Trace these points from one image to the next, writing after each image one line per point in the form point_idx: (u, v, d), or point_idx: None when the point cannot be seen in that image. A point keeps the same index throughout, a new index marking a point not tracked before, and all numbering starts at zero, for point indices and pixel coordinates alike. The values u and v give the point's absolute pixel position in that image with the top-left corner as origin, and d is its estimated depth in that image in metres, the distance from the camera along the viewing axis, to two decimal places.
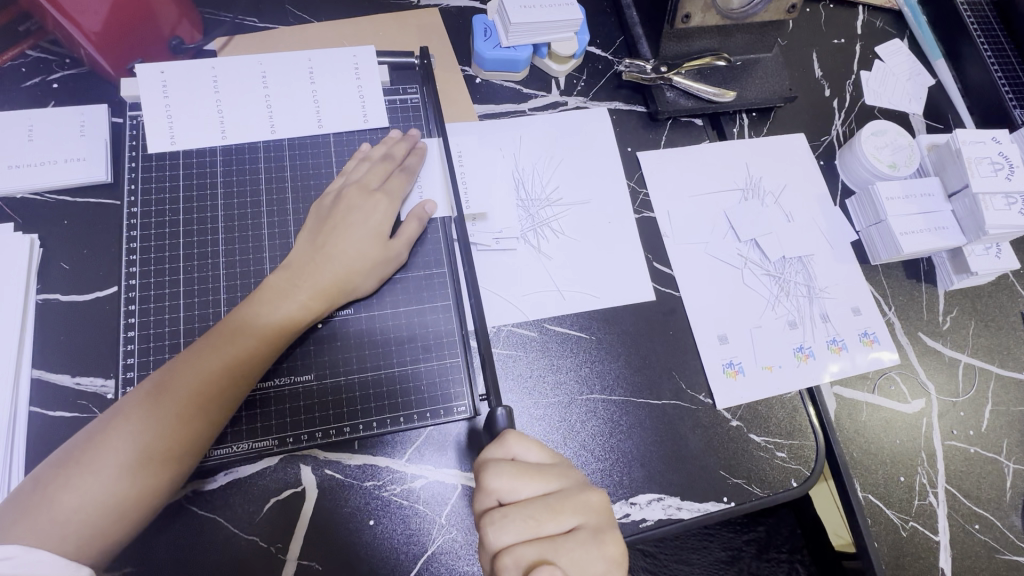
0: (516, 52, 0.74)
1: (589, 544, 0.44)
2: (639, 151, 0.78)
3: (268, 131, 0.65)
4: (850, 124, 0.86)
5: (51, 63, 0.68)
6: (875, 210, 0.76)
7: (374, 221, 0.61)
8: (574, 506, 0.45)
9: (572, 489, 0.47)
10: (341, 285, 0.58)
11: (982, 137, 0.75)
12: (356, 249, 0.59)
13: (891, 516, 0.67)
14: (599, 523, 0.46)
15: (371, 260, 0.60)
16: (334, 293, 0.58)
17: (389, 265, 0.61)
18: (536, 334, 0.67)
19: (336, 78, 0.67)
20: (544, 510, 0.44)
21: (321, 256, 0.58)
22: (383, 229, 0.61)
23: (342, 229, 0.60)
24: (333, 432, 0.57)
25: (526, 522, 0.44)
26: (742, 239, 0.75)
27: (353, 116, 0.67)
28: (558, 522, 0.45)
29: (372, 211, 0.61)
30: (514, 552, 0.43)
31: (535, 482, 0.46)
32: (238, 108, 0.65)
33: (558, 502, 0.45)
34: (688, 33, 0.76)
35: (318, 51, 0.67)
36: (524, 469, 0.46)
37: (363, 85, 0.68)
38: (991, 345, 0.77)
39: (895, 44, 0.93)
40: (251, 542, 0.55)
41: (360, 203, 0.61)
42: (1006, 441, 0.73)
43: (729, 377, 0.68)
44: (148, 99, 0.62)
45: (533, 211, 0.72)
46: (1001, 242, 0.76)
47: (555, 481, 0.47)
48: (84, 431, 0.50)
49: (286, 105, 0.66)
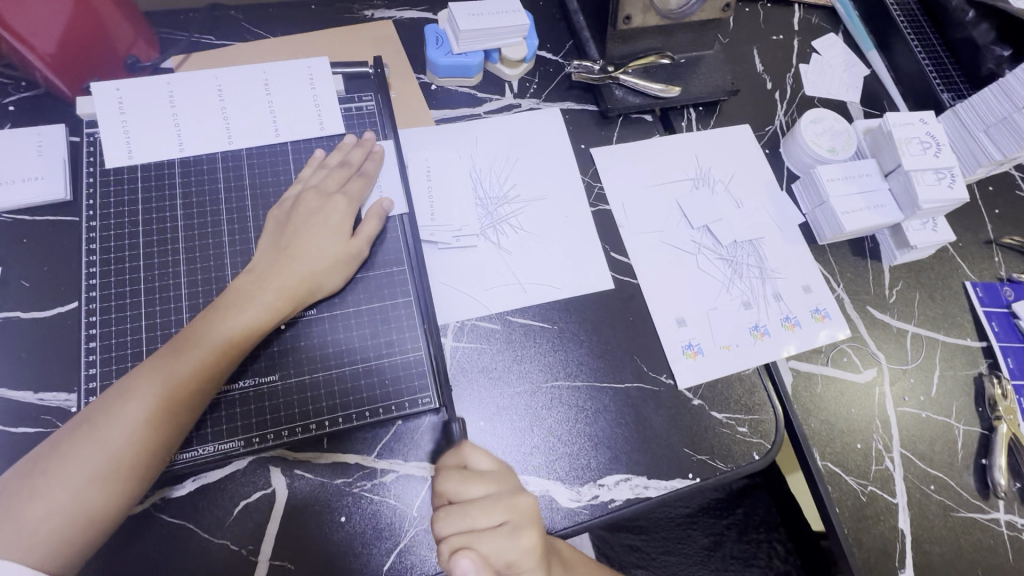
0: (467, 59, 0.77)
1: (509, 538, 0.46)
2: (592, 147, 0.81)
3: (226, 143, 0.67)
4: (792, 114, 0.90)
5: (6, 86, 0.69)
6: (817, 191, 0.80)
7: (335, 224, 0.62)
8: (507, 506, 0.47)
9: (508, 493, 0.48)
10: (307, 285, 0.59)
11: (911, 118, 0.79)
12: (319, 250, 0.61)
13: (851, 481, 0.69)
14: (524, 522, 0.47)
15: (334, 259, 0.61)
16: (300, 294, 0.59)
17: (354, 261, 0.63)
18: (499, 326, 0.68)
19: (291, 89, 0.69)
20: (477, 509, 0.46)
21: (285, 259, 0.59)
22: (346, 231, 0.63)
23: (304, 230, 0.61)
24: (300, 430, 0.58)
25: (461, 519, 0.46)
26: (695, 226, 0.78)
27: (310, 124, 0.69)
28: (488, 518, 0.46)
29: (331, 215, 0.63)
30: (445, 545, 0.45)
31: (477, 484, 0.48)
32: (195, 121, 0.66)
33: (491, 502, 0.47)
34: (631, 34, 0.80)
35: (273, 65, 0.69)
36: (469, 473, 0.49)
37: (318, 95, 0.70)
38: (935, 315, 0.81)
39: (830, 38, 0.98)
40: (223, 546, 0.55)
41: (319, 208, 0.63)
42: (955, 404, 0.76)
43: (688, 358, 0.71)
44: (105, 118, 0.63)
45: (492, 209, 0.74)
46: (936, 216, 0.80)
47: (495, 485, 0.49)
48: (49, 442, 0.50)
49: (243, 117, 0.68)
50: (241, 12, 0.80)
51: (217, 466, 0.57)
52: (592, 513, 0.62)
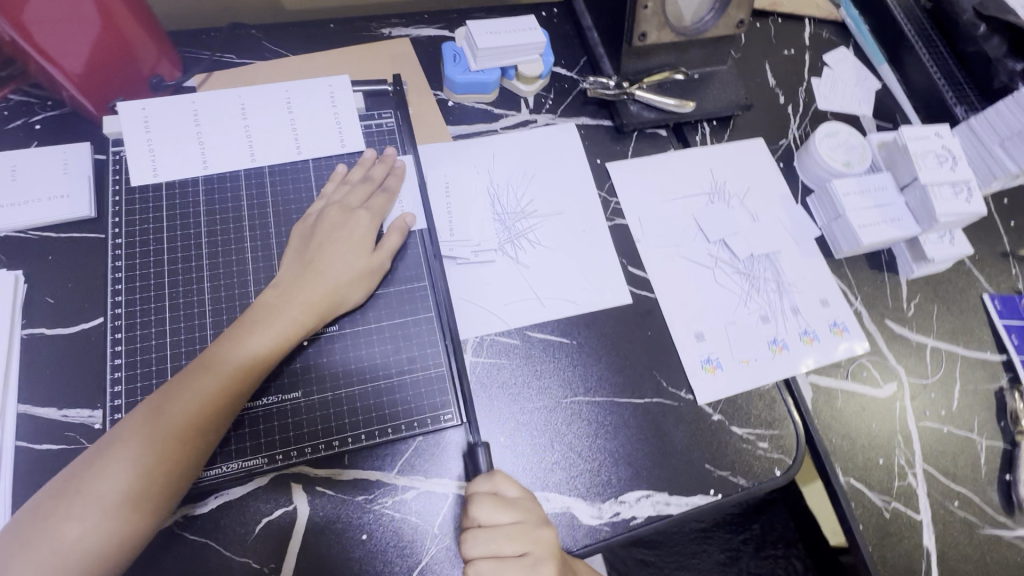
0: (484, 75, 0.78)
1: (525, 575, 0.51)
2: (608, 162, 0.82)
3: (249, 160, 0.68)
4: (805, 128, 0.91)
5: (34, 105, 0.70)
6: (834, 205, 0.80)
7: (358, 239, 0.63)
8: (530, 539, 0.52)
9: (532, 523, 0.53)
10: (330, 301, 0.60)
11: (926, 132, 0.80)
12: (342, 265, 0.61)
13: (874, 498, 0.69)
14: (544, 555, 0.52)
15: (357, 274, 0.62)
16: (323, 309, 0.59)
17: (374, 274, 0.64)
18: (518, 341, 0.68)
19: (313, 107, 0.70)
20: (506, 537, 0.52)
21: (308, 274, 0.60)
22: (368, 246, 0.64)
23: (328, 247, 0.62)
24: (322, 447, 0.58)
25: (490, 543, 0.52)
26: (711, 240, 0.78)
27: (331, 141, 0.70)
28: (513, 548, 0.52)
29: (355, 230, 0.63)
30: (475, 566, 0.51)
31: (508, 513, 0.53)
32: (218, 139, 0.67)
33: (516, 533, 0.52)
34: (646, 50, 0.81)
35: (295, 83, 0.70)
36: (501, 500, 0.53)
37: (339, 113, 0.71)
38: (954, 328, 0.81)
39: (842, 52, 0.99)
40: (245, 564, 0.55)
41: (342, 223, 0.63)
42: (977, 418, 0.76)
43: (708, 373, 0.71)
44: (130, 136, 0.64)
45: (510, 224, 0.74)
46: (953, 230, 0.80)
47: (520, 516, 0.53)
48: (78, 461, 0.50)
49: (265, 135, 0.69)
50: (262, 31, 0.81)
51: (240, 483, 0.57)
52: (614, 530, 0.61)
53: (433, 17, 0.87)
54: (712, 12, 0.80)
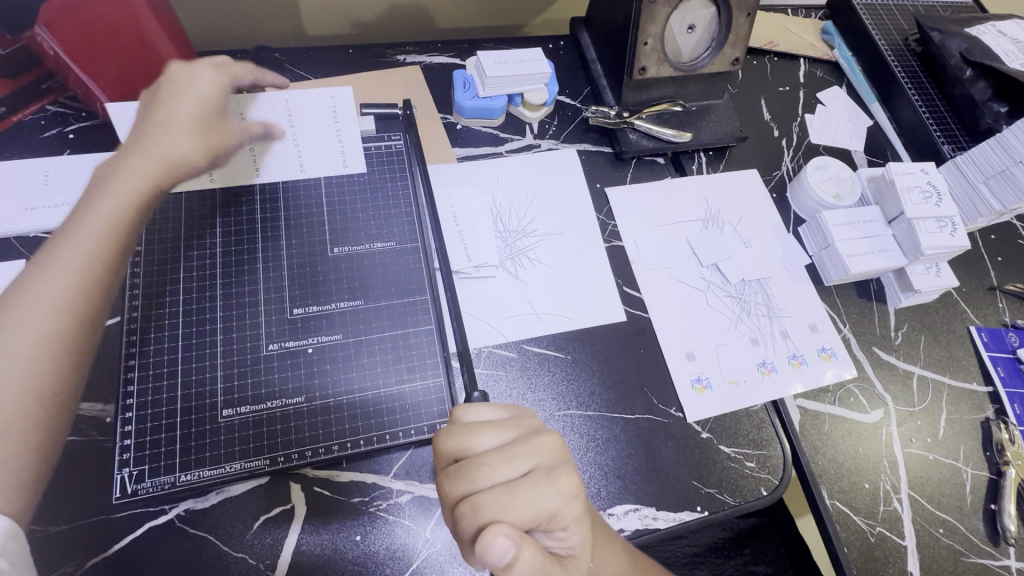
0: (492, 101, 0.83)
1: (544, 483, 0.44)
2: (606, 187, 0.85)
3: (255, 177, 0.71)
4: (798, 161, 0.95)
5: (68, 116, 0.75)
6: (823, 235, 0.83)
7: (176, 121, 0.63)
8: (529, 449, 0.45)
9: (527, 435, 0.47)
10: (171, 164, 0.63)
11: (912, 169, 0.84)
12: (168, 145, 0.63)
13: (859, 521, 0.70)
14: (553, 463, 0.45)
15: (190, 145, 0.64)
16: (165, 169, 0.63)
17: (217, 141, 0.66)
18: (515, 354, 0.71)
19: (313, 120, 0.74)
20: (497, 457, 0.44)
21: (116, 171, 0.62)
22: (184, 120, 0.64)
23: (147, 139, 0.63)
24: (323, 451, 0.60)
25: (480, 472, 0.44)
26: (704, 264, 0.81)
27: (333, 160, 0.74)
28: (512, 466, 0.44)
29: (193, 93, 0.65)
30: (471, 501, 0.43)
31: (489, 435, 0.47)
32: (224, 152, 0.69)
33: (512, 447, 0.45)
34: (645, 83, 0.86)
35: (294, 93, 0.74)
36: (478, 425, 0.47)
37: (341, 131, 0.75)
38: (941, 358, 0.83)
39: (834, 90, 1.04)
40: (241, 560, 0.56)
41: (171, 86, 0.65)
42: (962, 447, 0.77)
43: (698, 392, 0.73)
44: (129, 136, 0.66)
45: (511, 241, 0.78)
46: (939, 262, 0.83)
47: (511, 432, 0.47)
48: None
49: (272, 157, 0.72)
50: (284, 54, 0.87)
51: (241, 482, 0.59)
52: None
53: (445, 45, 0.92)
54: (707, 51, 0.86)
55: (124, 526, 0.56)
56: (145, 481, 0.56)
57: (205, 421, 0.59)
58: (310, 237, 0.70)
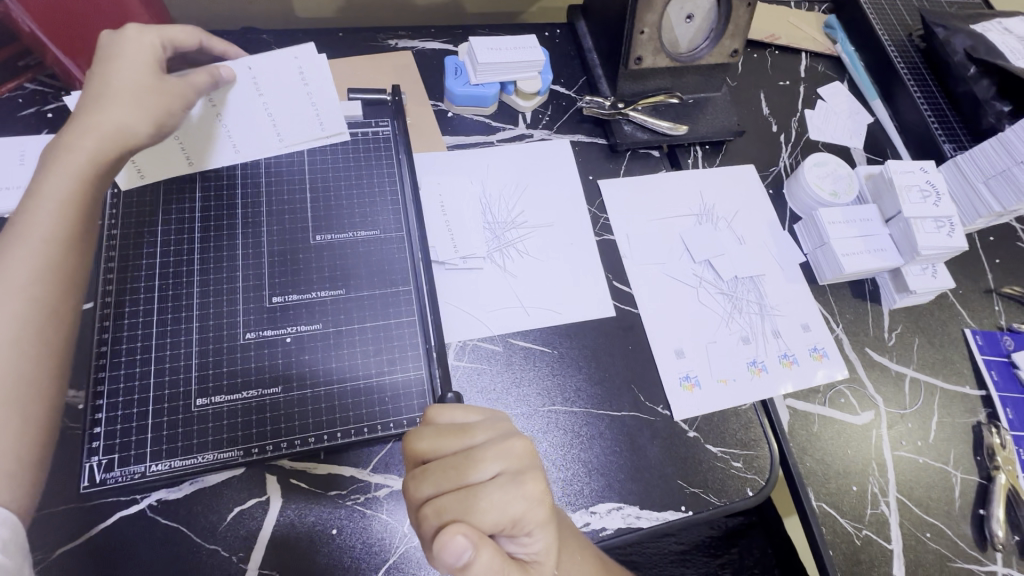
0: (484, 89, 0.81)
1: (509, 487, 0.42)
2: (599, 179, 0.84)
3: (232, 152, 0.68)
4: (796, 157, 0.93)
5: (47, 95, 0.73)
6: (819, 233, 0.81)
7: (133, 90, 0.58)
8: (497, 452, 0.44)
9: (499, 439, 0.45)
10: (122, 137, 0.57)
11: (912, 167, 0.82)
12: (119, 114, 0.57)
13: (845, 524, 0.69)
14: (522, 467, 0.44)
15: (144, 112, 0.58)
16: (117, 144, 0.57)
17: (170, 103, 0.59)
18: (501, 348, 0.70)
19: (281, 84, 0.66)
20: (464, 460, 0.43)
21: (60, 147, 0.56)
22: (134, 83, 0.58)
23: (97, 110, 0.57)
24: (298, 443, 0.58)
25: (446, 473, 0.43)
26: (696, 260, 0.80)
27: (308, 122, 0.70)
28: (478, 469, 0.43)
29: (138, 56, 0.59)
30: (434, 502, 0.42)
31: (459, 438, 0.45)
32: (194, 131, 0.66)
33: (478, 451, 0.44)
34: (642, 73, 0.84)
35: (257, 58, 0.64)
36: (449, 428, 0.46)
37: (312, 93, 0.68)
38: (935, 361, 0.82)
39: (835, 86, 1.02)
40: (214, 552, 0.55)
41: (110, 47, 0.59)
42: (953, 451, 0.76)
43: (686, 390, 0.71)
44: None
45: (499, 233, 0.76)
46: (936, 263, 0.81)
47: (481, 435, 0.46)
48: None
49: (242, 126, 0.67)
50: (273, 36, 0.84)
51: (216, 473, 0.58)
52: None
53: (439, 31, 0.90)
54: (706, 41, 0.84)
55: (94, 515, 0.54)
56: (114, 471, 0.54)
57: (175, 412, 0.57)
58: (292, 224, 0.69)
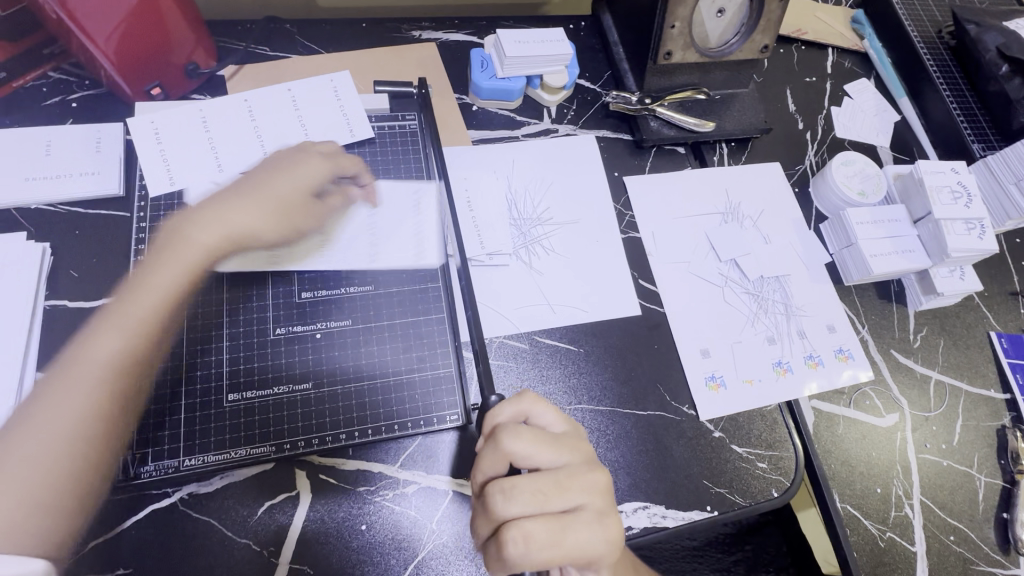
0: (510, 83, 0.80)
1: (591, 523, 0.47)
2: (625, 176, 0.83)
3: (262, 156, 0.69)
4: (822, 155, 0.92)
5: (72, 84, 0.72)
6: (846, 233, 0.80)
7: (287, 189, 0.64)
8: (582, 485, 0.48)
9: (580, 467, 0.49)
10: (229, 241, 0.62)
11: (943, 167, 0.81)
12: (238, 214, 0.62)
13: (869, 526, 0.69)
14: (603, 506, 0.48)
15: (268, 217, 0.63)
16: (223, 246, 0.62)
17: (307, 223, 0.66)
18: (527, 346, 0.69)
19: (317, 100, 0.74)
20: (553, 484, 0.47)
21: (173, 246, 0.61)
22: (306, 190, 0.65)
23: (228, 210, 0.62)
24: (329, 440, 0.59)
25: (535, 494, 0.46)
26: (722, 259, 0.79)
27: (339, 130, 0.73)
28: (565, 498, 0.47)
29: (309, 171, 0.66)
30: (522, 523, 0.45)
31: (546, 455, 0.49)
32: (230, 139, 0.69)
33: (566, 478, 0.48)
34: (670, 68, 0.83)
35: (296, 81, 0.74)
36: (539, 440, 0.49)
37: (344, 105, 0.74)
38: (960, 363, 0.81)
39: (862, 83, 1.00)
40: (244, 546, 0.56)
41: (291, 159, 0.66)
42: (977, 455, 0.76)
43: (711, 390, 0.71)
44: (141, 145, 0.67)
45: (525, 230, 0.76)
46: (964, 265, 0.81)
47: (561, 459, 0.50)
48: (12, 417, 0.53)
49: (274, 131, 0.70)
50: (296, 26, 0.83)
51: (246, 467, 0.58)
52: None
53: (463, 23, 0.89)
54: (737, 37, 0.83)
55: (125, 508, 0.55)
56: (149, 464, 0.55)
57: (208, 409, 0.58)
58: None
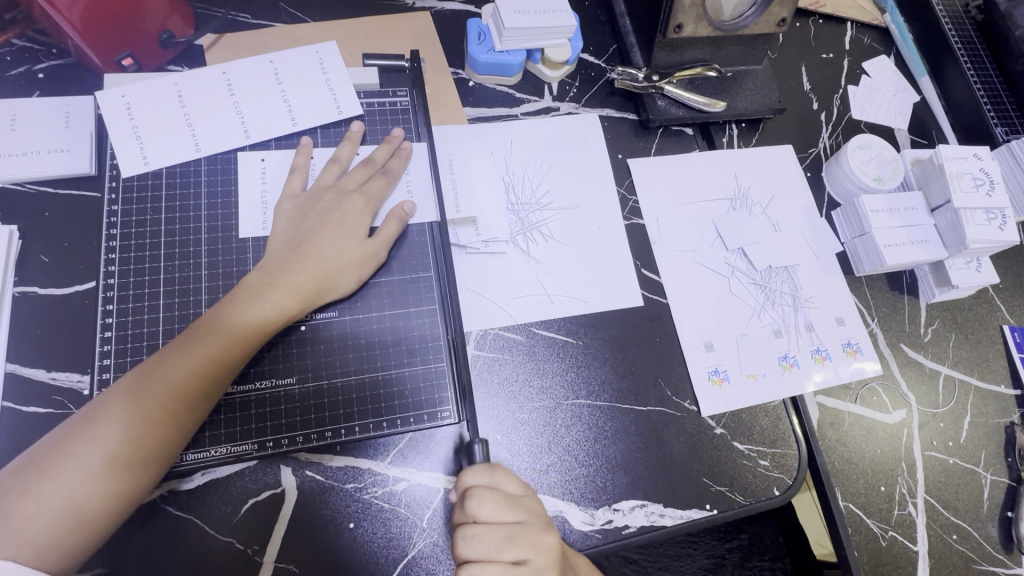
0: (509, 57, 0.75)
1: None
2: (629, 158, 0.79)
3: (243, 137, 0.65)
4: (837, 138, 0.87)
5: (37, 53, 0.67)
6: (860, 222, 0.77)
7: (352, 226, 0.61)
8: (530, 545, 0.48)
9: (536, 526, 0.49)
10: (317, 286, 0.57)
11: (964, 153, 0.76)
12: (333, 251, 0.59)
13: (871, 525, 0.67)
14: (548, 566, 0.48)
15: (349, 262, 0.59)
16: (311, 294, 0.57)
17: (371, 263, 0.61)
18: (523, 338, 0.66)
19: (301, 75, 0.69)
20: (504, 539, 0.48)
21: (266, 281, 0.56)
22: (363, 235, 0.61)
23: (311, 258, 0.58)
24: (314, 437, 0.57)
25: (484, 545, 0.47)
26: (729, 248, 0.75)
27: (326, 108, 0.68)
28: (512, 554, 0.47)
29: (349, 215, 0.61)
30: (464, 569, 0.46)
31: (507, 511, 0.49)
32: (207, 117, 0.65)
33: (519, 536, 0.48)
34: (680, 43, 0.77)
35: (279, 53, 0.69)
36: (500, 496, 0.49)
37: (331, 80, 0.69)
38: (970, 358, 0.78)
39: (882, 60, 0.95)
40: (228, 544, 0.54)
41: (336, 207, 0.61)
42: (984, 452, 0.74)
43: (714, 384, 0.69)
44: (112, 123, 0.62)
45: (523, 215, 0.72)
46: (981, 257, 0.77)
47: (522, 516, 0.49)
48: (69, 422, 0.49)
49: (255, 110, 0.66)
50: None
51: (227, 465, 0.55)
52: (605, 537, 0.60)
53: None
54: (752, 8, 0.77)
55: None
56: None
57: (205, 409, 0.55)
58: None
